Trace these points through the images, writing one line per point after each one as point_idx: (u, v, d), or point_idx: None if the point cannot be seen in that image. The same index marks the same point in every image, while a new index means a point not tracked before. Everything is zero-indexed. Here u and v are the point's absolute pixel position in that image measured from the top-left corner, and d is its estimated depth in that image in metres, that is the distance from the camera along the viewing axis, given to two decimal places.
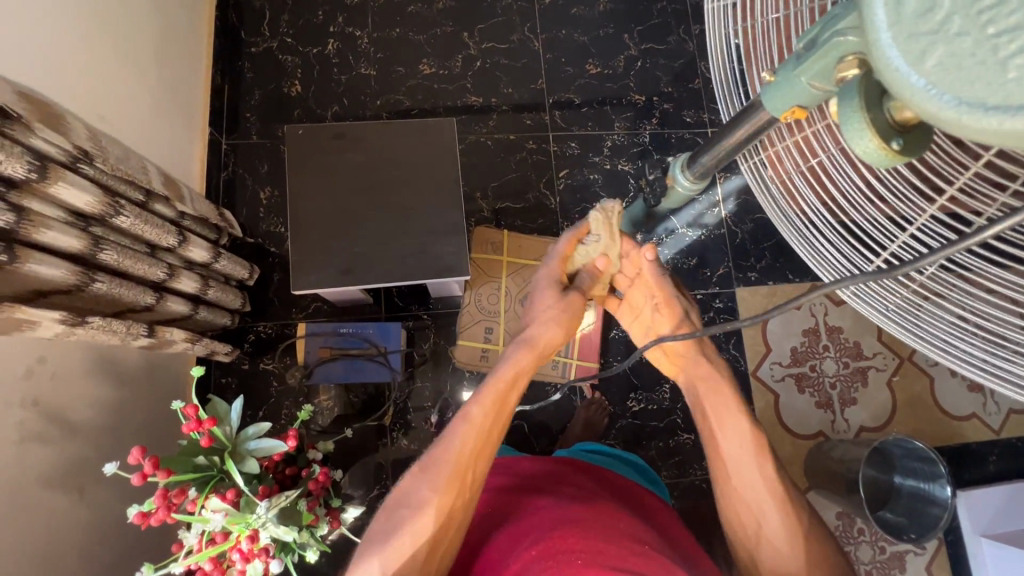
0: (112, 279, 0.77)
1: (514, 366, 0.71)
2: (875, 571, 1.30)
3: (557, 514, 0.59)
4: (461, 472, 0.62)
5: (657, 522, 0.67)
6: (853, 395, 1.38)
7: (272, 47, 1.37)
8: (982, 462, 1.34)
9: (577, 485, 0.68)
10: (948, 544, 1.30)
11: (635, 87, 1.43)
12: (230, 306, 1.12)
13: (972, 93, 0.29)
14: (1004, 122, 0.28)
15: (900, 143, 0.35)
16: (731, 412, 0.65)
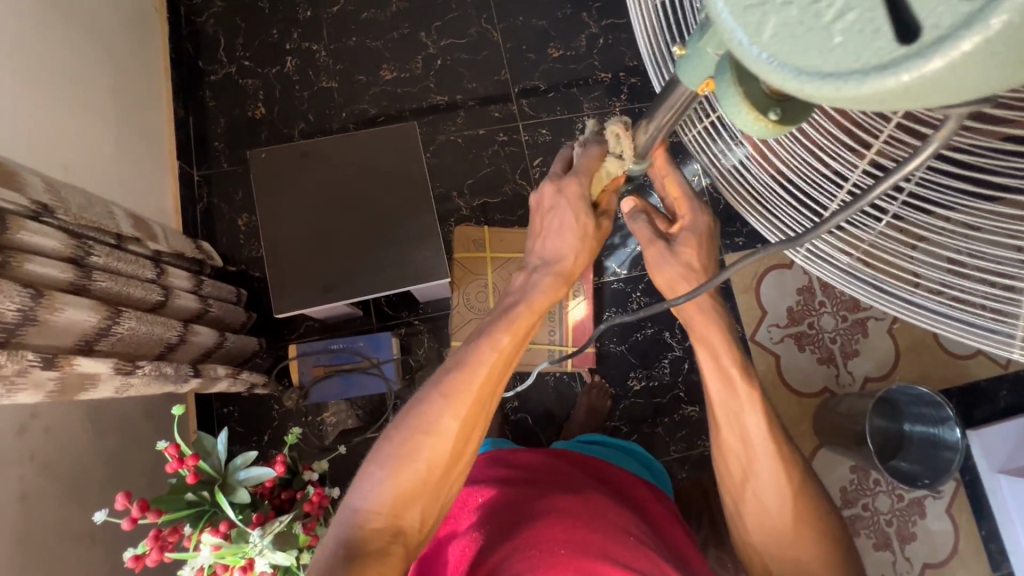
0: (138, 316, 0.79)
1: (552, 288, 0.68)
2: (894, 520, 1.30)
3: (550, 504, 0.60)
4: (483, 397, 0.61)
5: (647, 513, 0.68)
6: (855, 347, 1.37)
7: (231, 72, 1.37)
8: (993, 398, 1.33)
9: (568, 476, 0.68)
10: (966, 484, 1.30)
11: (601, 65, 1.41)
12: (240, 321, 1.15)
13: (808, 63, 0.28)
14: (841, 91, 0.27)
15: (778, 114, 0.38)
16: (717, 347, 0.63)
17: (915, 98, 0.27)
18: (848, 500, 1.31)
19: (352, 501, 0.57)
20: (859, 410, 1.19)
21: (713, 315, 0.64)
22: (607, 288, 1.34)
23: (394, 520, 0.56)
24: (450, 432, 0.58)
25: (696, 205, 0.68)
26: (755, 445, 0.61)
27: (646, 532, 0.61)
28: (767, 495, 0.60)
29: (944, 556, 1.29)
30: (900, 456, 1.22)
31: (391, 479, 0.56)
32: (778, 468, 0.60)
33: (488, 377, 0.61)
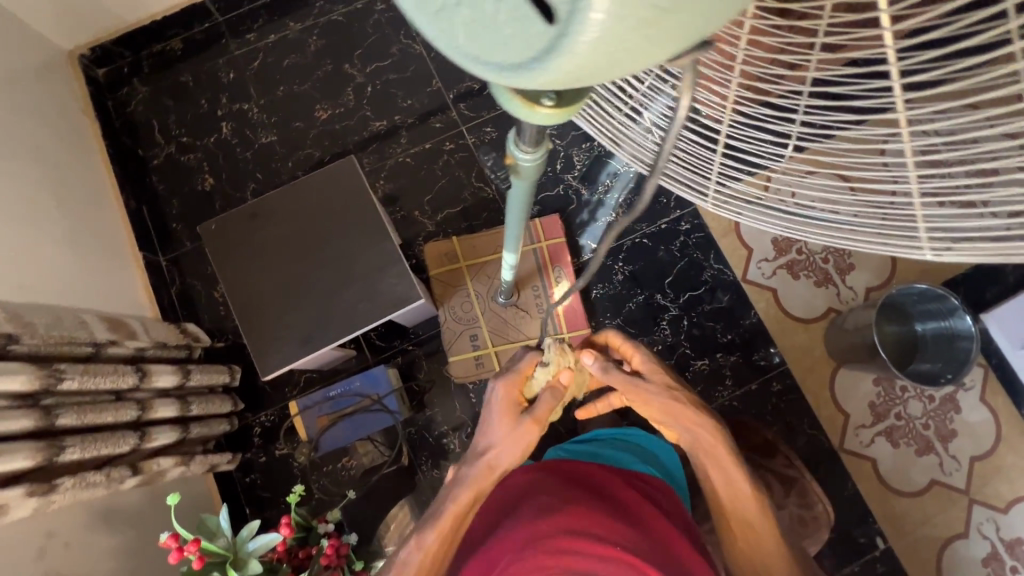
0: (81, 444, 0.78)
1: (474, 487, 0.77)
2: (931, 422, 1.28)
3: (531, 534, 0.71)
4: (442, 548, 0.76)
5: (626, 509, 0.78)
6: (849, 261, 1.34)
7: (172, 153, 1.38)
8: (1001, 276, 1.30)
9: (552, 494, 0.78)
10: (994, 369, 1.28)
11: None
12: (222, 411, 1.14)
13: (504, 58, 0.28)
14: (535, 78, 0.28)
15: (551, 100, 0.36)
16: (703, 418, 0.80)
17: (601, 68, 0.27)
18: (880, 414, 1.28)
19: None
20: (858, 323, 1.19)
21: (698, 415, 0.79)
22: (588, 266, 1.32)
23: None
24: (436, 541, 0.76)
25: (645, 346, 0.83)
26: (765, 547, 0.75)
27: (619, 532, 0.71)
28: None
29: (989, 444, 1.27)
30: (923, 358, 1.19)
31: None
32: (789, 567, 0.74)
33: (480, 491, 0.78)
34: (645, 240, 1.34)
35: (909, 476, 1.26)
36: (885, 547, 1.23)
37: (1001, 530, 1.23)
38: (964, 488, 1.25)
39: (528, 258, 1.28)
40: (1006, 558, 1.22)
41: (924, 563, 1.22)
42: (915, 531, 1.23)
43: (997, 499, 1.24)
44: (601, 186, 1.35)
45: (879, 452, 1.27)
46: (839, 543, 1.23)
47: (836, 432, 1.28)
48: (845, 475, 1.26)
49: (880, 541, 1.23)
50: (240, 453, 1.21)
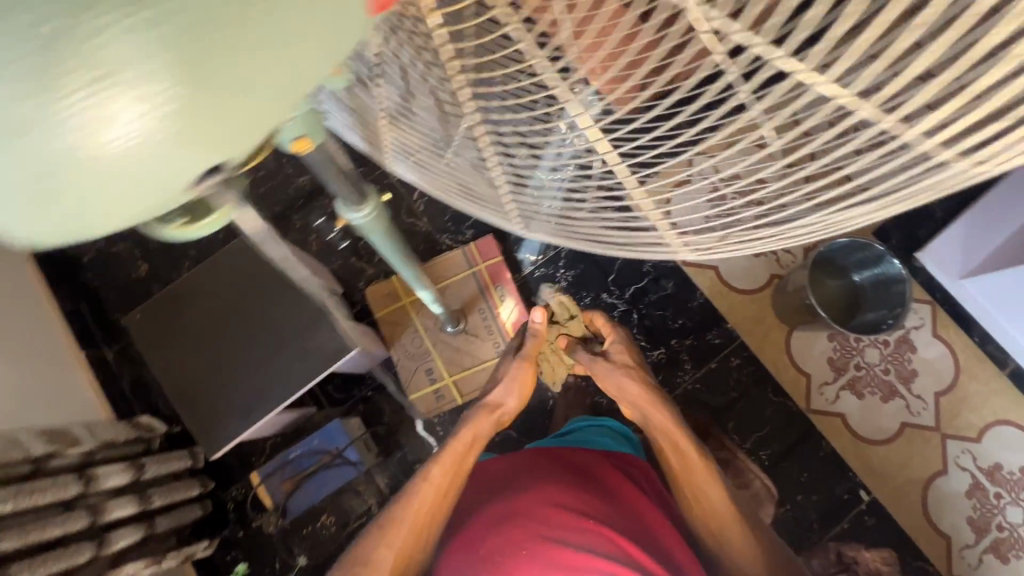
0: (27, 564, 0.78)
1: (472, 432, 0.87)
2: (891, 366, 1.30)
3: (516, 502, 0.79)
4: (423, 519, 0.79)
5: (603, 486, 0.85)
6: None
7: (102, 246, 1.37)
8: (929, 212, 1.35)
9: (535, 474, 0.84)
10: (941, 303, 1.31)
11: None
12: (191, 495, 1.12)
13: (56, 204, 0.24)
14: (108, 201, 0.25)
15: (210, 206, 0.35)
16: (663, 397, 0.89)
17: (171, 175, 0.25)
18: (841, 368, 1.30)
19: (365, 552, 0.79)
20: (796, 284, 1.22)
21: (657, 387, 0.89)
22: (530, 279, 1.34)
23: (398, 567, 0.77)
24: (422, 506, 0.80)
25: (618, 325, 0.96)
26: (722, 514, 0.79)
27: (596, 508, 0.78)
28: (743, 560, 0.76)
29: (951, 376, 1.29)
30: (867, 309, 1.21)
31: (401, 528, 0.78)
32: (745, 535, 0.77)
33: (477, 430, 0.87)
34: None
35: (879, 424, 1.27)
36: (870, 499, 1.23)
37: (978, 459, 1.25)
38: (935, 425, 1.27)
39: (468, 282, 1.29)
40: (987, 486, 1.23)
41: (910, 506, 1.23)
42: (895, 476, 1.24)
43: (968, 430, 1.26)
44: None
45: (847, 405, 1.28)
46: (825, 503, 1.23)
47: (801, 394, 1.29)
48: (817, 435, 1.26)
49: (863, 493, 1.23)
50: (217, 533, 1.19)
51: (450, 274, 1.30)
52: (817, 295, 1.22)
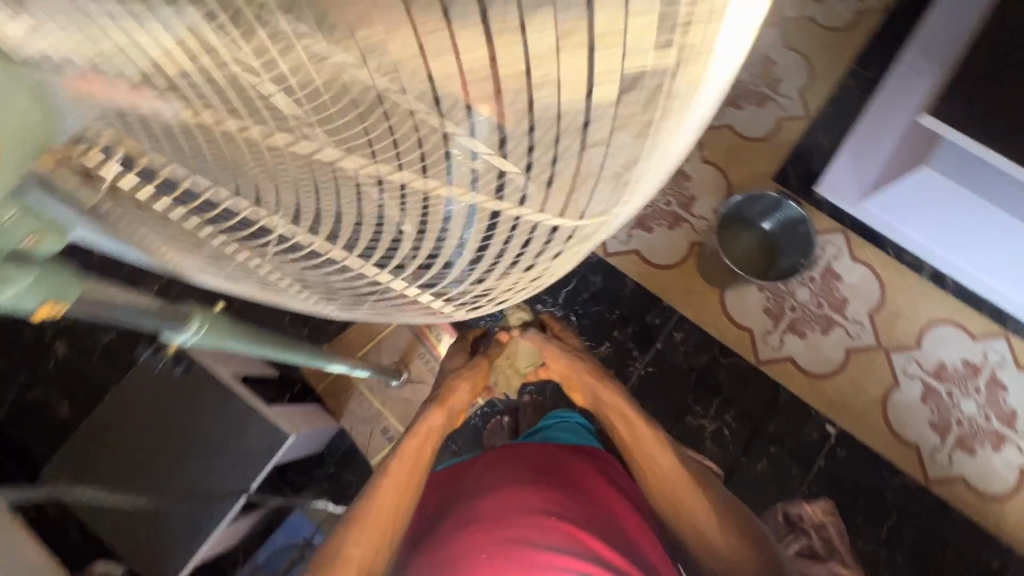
0: None
1: (427, 425, 0.85)
2: (822, 300, 1.34)
3: (482, 505, 0.74)
4: (384, 516, 0.78)
5: (570, 477, 0.79)
6: (689, 192, 1.41)
7: (16, 398, 1.30)
8: (816, 146, 1.44)
9: (501, 471, 0.79)
10: (851, 228, 1.37)
11: None
12: None
13: None
14: None
15: None
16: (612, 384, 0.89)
17: None
18: (777, 315, 1.33)
19: (336, 547, 0.76)
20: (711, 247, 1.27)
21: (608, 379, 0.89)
22: None
23: (366, 564, 0.74)
24: (384, 502, 0.78)
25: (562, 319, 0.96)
26: (677, 484, 0.80)
27: (562, 502, 0.74)
28: (702, 525, 0.76)
29: (878, 294, 1.34)
30: (785, 257, 1.25)
31: (365, 522, 0.77)
32: (702, 503, 0.78)
33: (431, 426, 0.85)
34: None
35: (825, 356, 1.30)
36: (837, 430, 1.25)
37: (923, 364, 1.30)
38: (876, 343, 1.31)
39: (401, 331, 1.27)
40: (938, 387, 1.28)
41: (876, 427, 1.26)
42: (855, 402, 1.28)
43: (907, 340, 1.31)
44: None
45: (793, 347, 1.31)
46: (799, 448, 1.25)
47: (748, 349, 1.31)
48: (773, 384, 1.28)
49: (831, 427, 1.26)
50: None
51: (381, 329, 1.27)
52: (732, 251, 1.28)
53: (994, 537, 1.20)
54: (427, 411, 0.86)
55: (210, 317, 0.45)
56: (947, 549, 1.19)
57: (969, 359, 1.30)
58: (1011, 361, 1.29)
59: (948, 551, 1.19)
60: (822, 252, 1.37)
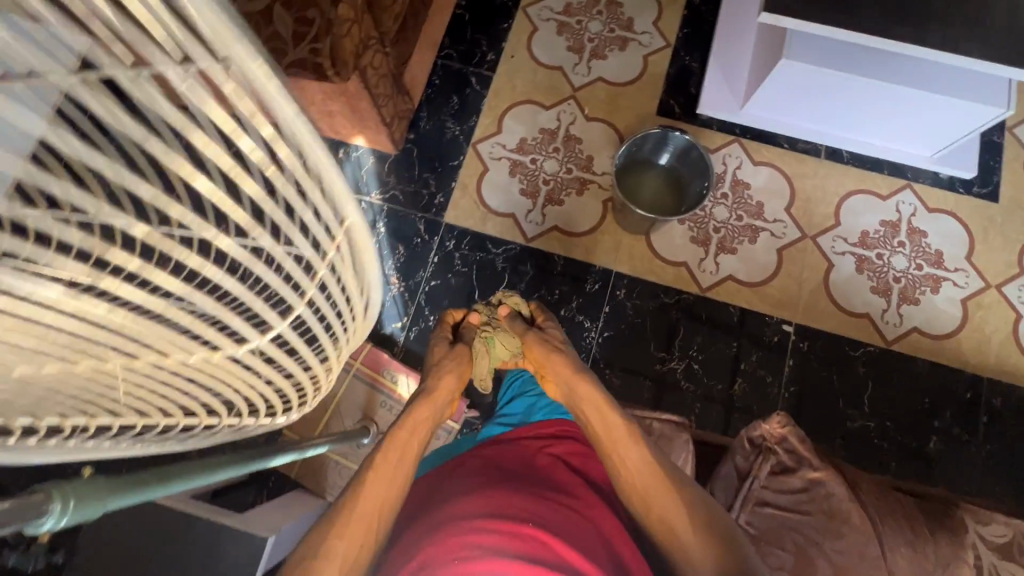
0: None
1: (414, 412, 0.84)
2: (740, 211, 1.37)
3: (458, 513, 0.70)
4: (373, 506, 0.71)
5: (553, 481, 0.79)
6: (585, 154, 1.42)
7: None
8: (687, 69, 1.47)
9: (490, 476, 0.78)
10: (743, 135, 1.41)
11: None
12: None
13: None
14: None
15: None
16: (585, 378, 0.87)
17: None
18: (705, 240, 1.35)
19: (308, 552, 0.66)
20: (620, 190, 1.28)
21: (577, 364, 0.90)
22: (410, 345, 1.29)
23: (350, 559, 0.66)
24: (371, 496, 0.71)
25: (548, 316, 1.03)
26: (653, 477, 0.76)
27: (547, 510, 0.72)
28: (676, 517, 0.73)
29: (787, 188, 1.38)
30: (688, 186, 1.28)
31: (352, 514, 0.69)
32: (677, 499, 0.74)
33: (418, 415, 0.84)
34: (434, 280, 1.34)
35: (761, 262, 1.34)
36: (795, 327, 1.29)
37: (848, 239, 1.35)
38: (802, 233, 1.35)
39: (355, 387, 1.23)
40: (868, 255, 1.34)
41: (828, 312, 1.30)
42: (801, 295, 1.31)
43: (827, 221, 1.36)
44: None
45: (729, 265, 1.33)
46: (765, 357, 1.28)
47: (690, 282, 1.33)
48: (724, 306, 1.31)
49: (787, 326, 1.29)
50: None
51: (334, 392, 1.23)
52: (640, 195, 1.30)
53: (961, 373, 1.26)
54: (416, 400, 0.87)
55: (74, 491, 0.39)
56: (924, 398, 1.25)
57: (886, 219, 1.36)
58: (922, 207, 1.36)
59: (926, 401, 1.24)
60: (725, 166, 1.40)
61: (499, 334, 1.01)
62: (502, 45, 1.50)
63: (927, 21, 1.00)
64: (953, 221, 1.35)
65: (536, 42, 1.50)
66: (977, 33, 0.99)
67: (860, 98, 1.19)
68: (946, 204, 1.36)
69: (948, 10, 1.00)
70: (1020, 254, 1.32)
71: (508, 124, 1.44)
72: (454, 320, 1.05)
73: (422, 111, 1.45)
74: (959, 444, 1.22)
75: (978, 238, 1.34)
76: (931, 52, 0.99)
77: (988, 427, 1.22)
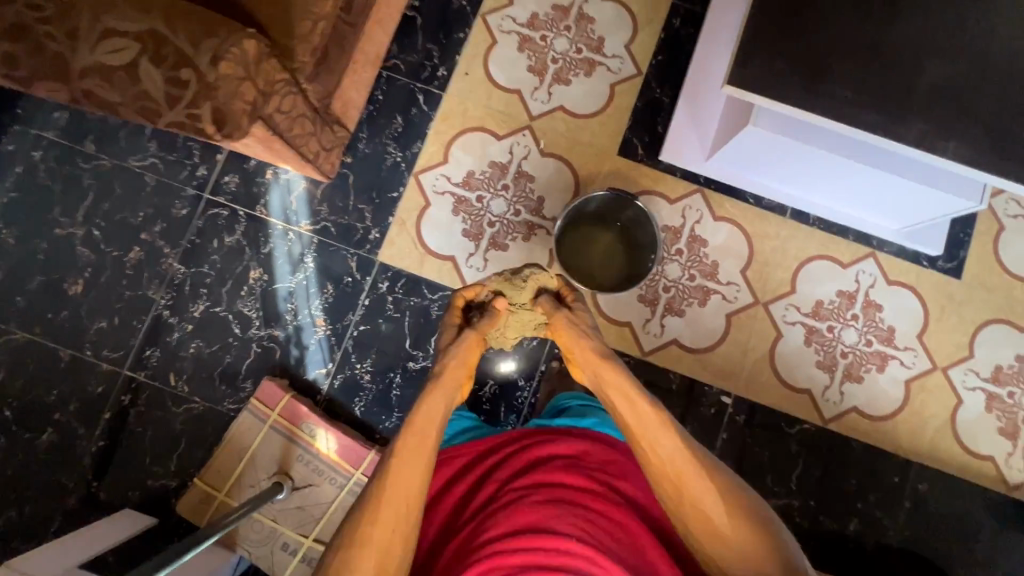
0: None
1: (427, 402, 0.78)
2: (693, 271, 1.30)
3: (499, 520, 0.69)
4: (399, 499, 0.70)
5: (585, 480, 0.76)
6: (535, 195, 1.31)
7: None
8: (656, 104, 1.34)
9: (519, 483, 0.75)
10: (706, 185, 1.31)
11: (122, 249, 1.26)
12: None
13: None
14: None
15: None
16: (607, 367, 0.81)
17: None
18: (652, 299, 1.28)
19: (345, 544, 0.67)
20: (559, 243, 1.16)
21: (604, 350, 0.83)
22: (333, 393, 1.23)
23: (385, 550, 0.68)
24: (397, 486, 0.71)
25: (580, 295, 0.93)
26: (686, 472, 0.73)
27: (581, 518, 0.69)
28: (712, 512, 0.70)
29: (746, 247, 1.30)
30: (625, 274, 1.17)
31: (383, 506, 0.69)
32: (711, 492, 0.71)
33: (434, 401, 0.79)
34: (363, 325, 1.26)
35: (708, 327, 1.28)
36: (734, 399, 1.25)
37: (801, 308, 1.29)
38: (754, 299, 1.29)
39: (271, 438, 1.17)
40: (818, 327, 1.28)
41: (769, 385, 1.26)
42: (744, 366, 1.27)
43: (783, 287, 1.30)
44: (287, 315, 1.25)
45: (674, 329, 1.27)
46: (700, 427, 1.25)
47: (632, 343, 1.27)
48: (664, 372, 1.26)
49: (726, 398, 1.25)
50: None
51: (249, 441, 1.17)
52: (590, 246, 1.19)
53: (892, 455, 1.25)
54: (430, 385, 0.80)
55: None
56: (852, 479, 1.24)
57: (842, 289, 1.30)
58: (881, 278, 1.30)
59: (853, 482, 1.24)
60: (684, 220, 1.31)
61: (510, 327, 0.91)
62: (455, 59, 1.35)
63: (908, 110, 0.89)
64: (911, 296, 1.30)
65: (494, 57, 1.35)
66: (963, 124, 0.89)
67: (828, 169, 1.08)
68: (907, 277, 1.30)
69: (933, 97, 0.89)
70: (971, 337, 1.29)
71: (455, 154, 1.32)
72: (465, 299, 0.92)
73: (362, 132, 1.31)
74: (878, 527, 1.22)
75: (933, 315, 1.29)
76: (900, 146, 0.88)
77: (908, 512, 1.23)
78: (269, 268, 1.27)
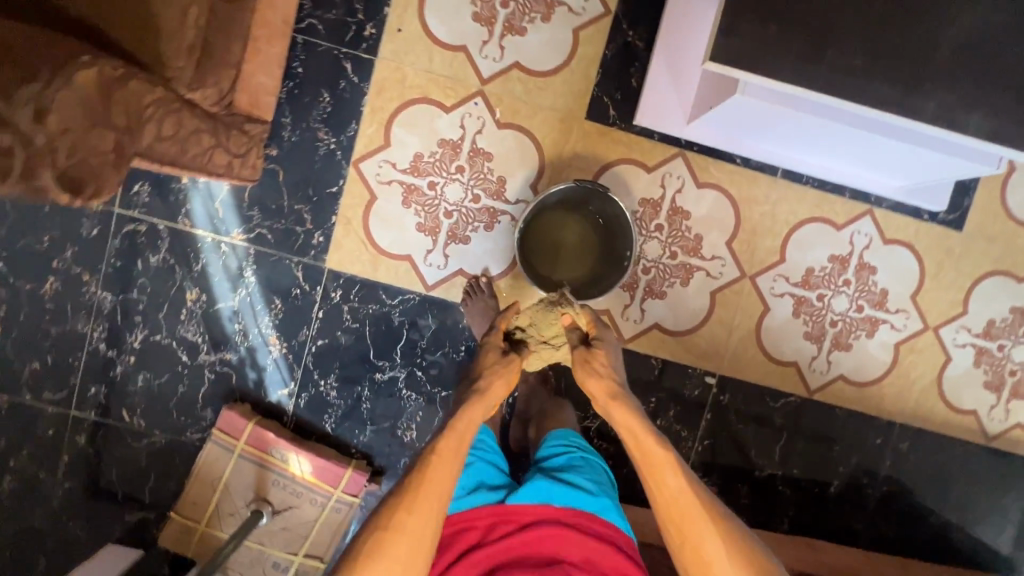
0: None
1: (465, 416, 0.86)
2: (675, 247, 1.18)
3: None
4: (430, 493, 0.77)
5: None
6: (495, 175, 1.15)
7: None
8: (629, 52, 1.13)
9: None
10: (687, 148, 1.15)
11: (36, 280, 1.12)
12: None
13: None
14: None
15: None
16: (623, 407, 0.86)
17: None
18: (631, 283, 1.18)
19: (381, 524, 0.75)
20: (525, 238, 1.05)
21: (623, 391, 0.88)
22: (301, 412, 1.17)
23: (414, 533, 0.75)
24: (431, 478, 0.78)
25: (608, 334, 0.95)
26: (693, 513, 0.78)
27: None
28: (714, 552, 0.76)
29: (732, 216, 1.18)
30: (595, 286, 1.06)
31: (418, 492, 0.78)
32: (715, 533, 0.76)
33: (473, 418, 0.86)
34: (321, 339, 1.16)
35: (691, 307, 1.19)
36: (718, 379, 1.21)
37: (790, 278, 1.20)
38: (741, 272, 1.19)
39: (242, 467, 1.13)
40: (808, 296, 1.20)
41: (755, 361, 1.21)
42: (729, 345, 1.21)
43: (771, 256, 1.19)
44: (237, 336, 1.15)
45: (655, 312, 1.19)
46: (684, 410, 1.21)
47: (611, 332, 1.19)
48: (645, 358, 1.20)
49: (709, 379, 1.21)
50: None
51: (220, 472, 1.13)
52: (558, 235, 1.08)
53: (876, 419, 1.24)
54: (472, 400, 0.88)
55: None
56: (835, 445, 1.24)
57: (835, 253, 1.20)
58: (878, 238, 1.20)
59: (836, 447, 1.24)
60: (664, 190, 1.17)
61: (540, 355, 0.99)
62: (384, 12, 1.11)
63: (923, 78, 0.73)
64: (908, 254, 1.21)
65: (431, 6, 1.11)
66: (992, 90, 0.74)
67: (831, 137, 0.93)
68: (906, 234, 1.20)
69: (956, 59, 0.73)
70: (967, 293, 1.22)
71: (398, 133, 1.13)
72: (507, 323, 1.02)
73: (284, 116, 1.11)
74: (858, 486, 1.25)
75: (930, 274, 1.21)
76: (917, 124, 0.74)
77: (887, 470, 1.25)
78: (205, 287, 1.14)
